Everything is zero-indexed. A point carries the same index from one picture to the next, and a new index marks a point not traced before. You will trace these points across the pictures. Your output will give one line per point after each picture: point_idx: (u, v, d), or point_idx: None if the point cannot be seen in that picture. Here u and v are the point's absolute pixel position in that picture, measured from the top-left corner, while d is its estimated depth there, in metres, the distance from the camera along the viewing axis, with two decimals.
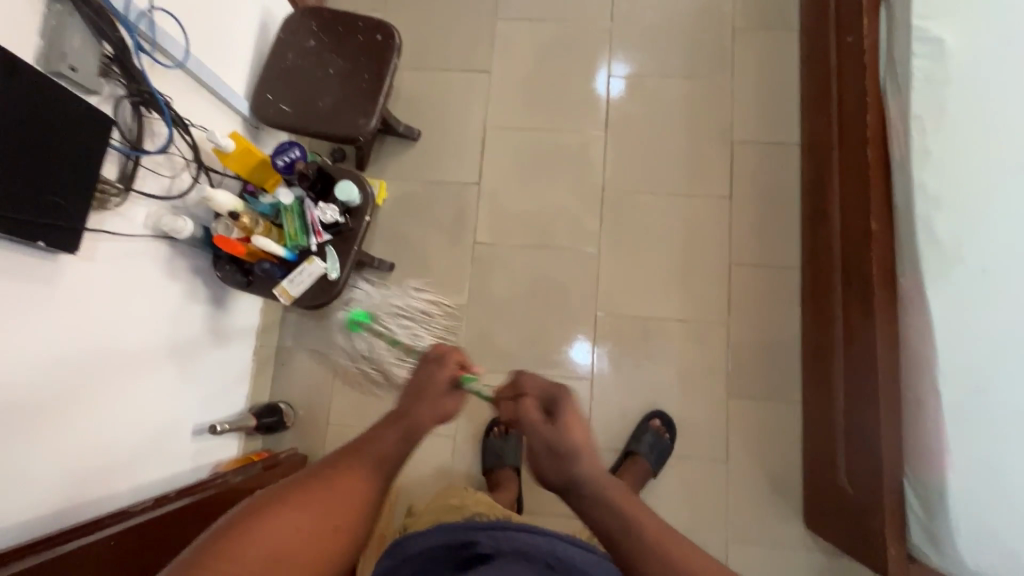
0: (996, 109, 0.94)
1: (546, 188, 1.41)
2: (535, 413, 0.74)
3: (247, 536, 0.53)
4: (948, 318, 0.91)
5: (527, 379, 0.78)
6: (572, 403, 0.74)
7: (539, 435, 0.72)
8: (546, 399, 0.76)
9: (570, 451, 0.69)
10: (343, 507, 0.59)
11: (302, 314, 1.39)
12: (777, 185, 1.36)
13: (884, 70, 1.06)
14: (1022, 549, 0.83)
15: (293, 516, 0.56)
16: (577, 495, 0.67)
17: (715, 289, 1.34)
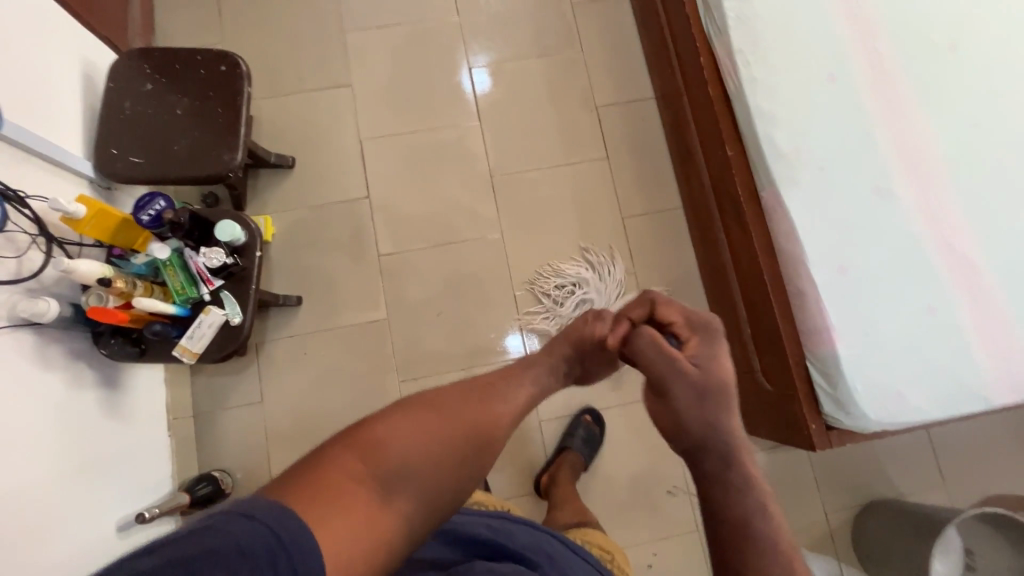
0: (797, 31, 1.10)
1: (436, 186, 1.43)
2: (665, 341, 0.72)
3: (380, 435, 0.56)
4: (804, 214, 1.05)
5: (663, 300, 0.77)
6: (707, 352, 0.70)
7: (677, 372, 0.68)
8: (686, 326, 0.75)
9: (717, 384, 0.67)
10: (439, 443, 0.59)
11: (214, 373, 1.29)
12: (647, 137, 1.48)
13: (703, 17, 1.19)
14: (905, 391, 0.98)
15: (395, 433, 0.57)
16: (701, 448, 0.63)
17: (616, 243, 1.43)
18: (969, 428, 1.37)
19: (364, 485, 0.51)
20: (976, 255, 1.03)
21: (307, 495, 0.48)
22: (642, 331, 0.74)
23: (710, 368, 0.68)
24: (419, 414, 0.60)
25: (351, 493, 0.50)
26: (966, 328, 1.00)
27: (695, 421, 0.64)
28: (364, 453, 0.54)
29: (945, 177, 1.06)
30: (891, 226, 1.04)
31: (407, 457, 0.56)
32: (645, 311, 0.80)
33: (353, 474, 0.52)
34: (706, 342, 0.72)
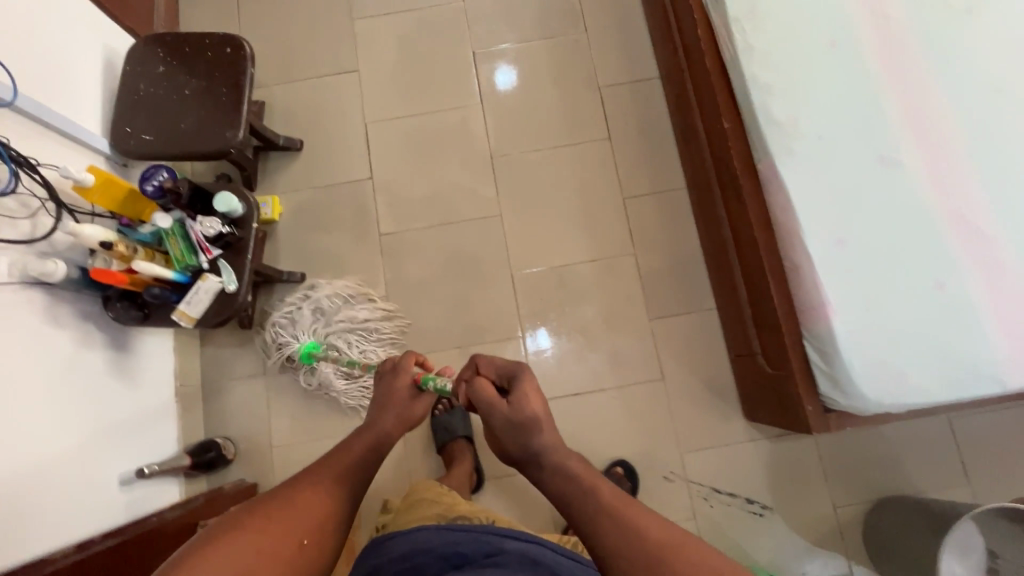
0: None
1: (438, 167, 1.45)
2: (492, 393, 0.73)
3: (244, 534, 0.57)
4: (800, 185, 1.00)
5: (485, 362, 0.79)
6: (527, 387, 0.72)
7: (496, 410, 0.71)
8: (499, 375, 0.77)
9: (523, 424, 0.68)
10: (286, 530, 0.59)
11: (221, 345, 1.35)
12: (651, 117, 1.45)
13: None
14: (908, 370, 0.93)
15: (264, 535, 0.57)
16: (537, 459, 0.67)
17: (617, 224, 1.40)
18: (994, 422, 1.28)
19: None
20: (989, 227, 0.96)
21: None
22: (473, 381, 0.76)
23: (520, 409, 0.69)
24: (254, 518, 0.58)
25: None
26: (973, 306, 0.94)
27: (519, 445, 0.68)
28: (231, 562, 0.54)
29: (957, 145, 0.99)
30: (894, 196, 0.98)
31: (258, 561, 0.55)
32: (472, 369, 0.80)
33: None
34: (528, 384, 0.72)
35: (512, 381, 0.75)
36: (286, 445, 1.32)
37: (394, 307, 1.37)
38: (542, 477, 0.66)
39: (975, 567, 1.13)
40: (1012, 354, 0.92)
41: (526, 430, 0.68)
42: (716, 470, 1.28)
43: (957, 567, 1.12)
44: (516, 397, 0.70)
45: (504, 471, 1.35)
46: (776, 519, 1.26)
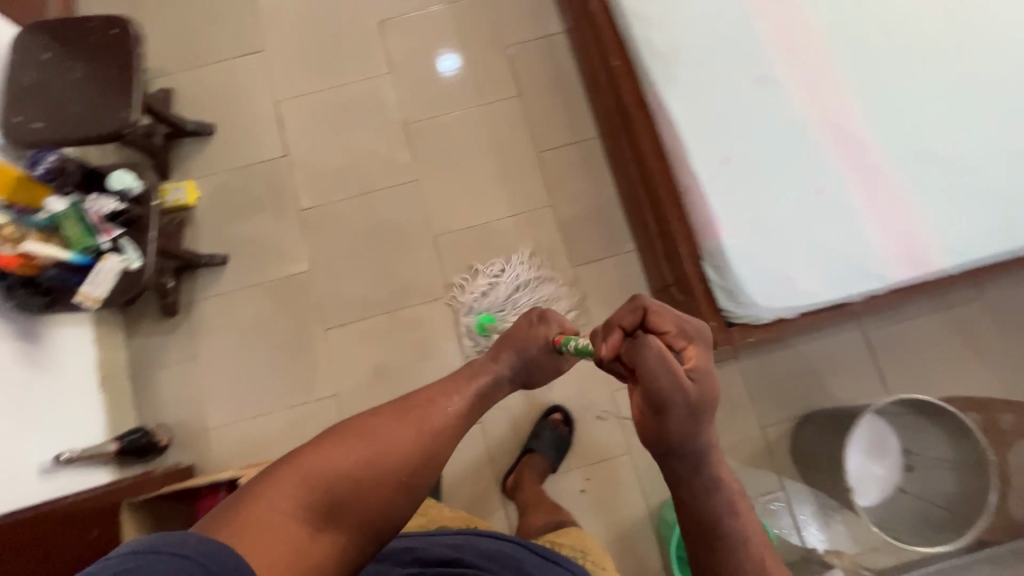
0: None
1: (353, 138, 1.45)
2: (673, 352, 0.66)
3: (318, 462, 0.69)
4: (682, 109, 1.03)
5: (657, 309, 0.71)
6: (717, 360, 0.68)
7: (664, 377, 0.62)
8: (680, 331, 0.70)
9: (705, 406, 0.63)
10: (407, 450, 0.74)
11: (148, 334, 1.34)
12: (559, 70, 1.47)
13: None
14: (795, 275, 0.97)
15: (392, 441, 0.73)
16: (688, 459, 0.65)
17: (535, 178, 1.43)
18: (907, 332, 1.33)
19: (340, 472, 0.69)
20: (862, 133, 1.00)
21: (295, 470, 0.68)
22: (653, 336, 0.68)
23: (707, 381, 0.64)
24: (400, 431, 0.75)
25: (302, 486, 0.67)
26: (854, 207, 0.98)
27: (683, 422, 0.63)
28: (307, 483, 0.67)
29: (828, 59, 1.03)
30: (772, 113, 1.02)
31: (369, 470, 0.71)
32: (636, 318, 0.71)
33: (318, 465, 0.69)
34: (705, 352, 0.67)
35: (687, 340, 0.69)
36: (221, 427, 1.31)
37: (319, 280, 1.38)
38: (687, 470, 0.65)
39: (892, 466, 1.18)
40: (893, 247, 0.97)
41: (709, 402, 0.64)
42: None
43: (876, 468, 1.18)
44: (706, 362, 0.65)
45: None
46: None
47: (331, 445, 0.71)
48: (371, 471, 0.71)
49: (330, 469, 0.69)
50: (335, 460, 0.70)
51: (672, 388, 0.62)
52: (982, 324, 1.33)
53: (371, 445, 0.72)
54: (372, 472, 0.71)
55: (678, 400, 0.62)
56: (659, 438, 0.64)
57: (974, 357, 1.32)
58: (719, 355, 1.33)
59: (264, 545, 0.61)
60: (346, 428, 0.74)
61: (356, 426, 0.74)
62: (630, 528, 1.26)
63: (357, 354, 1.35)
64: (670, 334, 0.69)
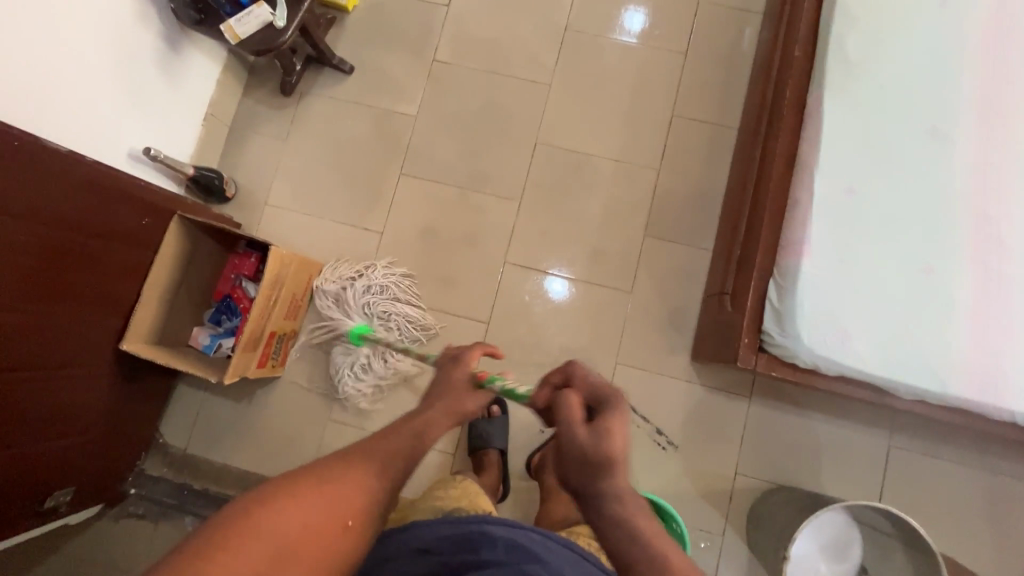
0: None
1: (511, 19, 1.45)
2: (578, 427, 0.58)
3: (261, 518, 0.49)
4: (837, 123, 0.96)
5: (587, 381, 0.64)
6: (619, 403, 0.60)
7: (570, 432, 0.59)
8: (590, 396, 0.63)
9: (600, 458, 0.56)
10: (364, 499, 0.56)
11: (262, 101, 1.45)
12: (735, 48, 1.39)
13: None
14: (853, 334, 0.90)
15: (345, 484, 0.56)
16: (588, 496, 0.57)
17: (655, 137, 1.38)
18: (932, 467, 1.23)
19: (277, 539, 0.49)
20: (1010, 234, 0.90)
21: (203, 549, 0.46)
22: (564, 405, 0.61)
23: (602, 437, 0.57)
24: (341, 473, 0.57)
25: (305, 508, 0.52)
26: (957, 303, 0.89)
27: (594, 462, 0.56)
28: (262, 547, 0.48)
29: (1023, 145, 0.92)
30: (930, 169, 0.92)
31: (320, 520, 0.52)
32: (564, 376, 0.67)
33: (265, 528, 0.49)
34: (614, 417, 0.59)
35: (603, 400, 0.61)
36: (277, 208, 1.41)
37: (419, 128, 1.42)
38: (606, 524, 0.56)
39: (841, 573, 1.12)
40: (973, 362, 0.88)
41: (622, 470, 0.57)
42: (642, 392, 1.30)
43: (822, 567, 1.11)
44: (588, 443, 0.57)
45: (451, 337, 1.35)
46: (675, 459, 1.27)
47: (271, 499, 0.51)
48: (326, 528, 0.52)
49: (264, 539, 0.48)
50: (271, 525, 0.49)
51: (569, 457, 0.58)
52: (1014, 507, 1.21)
53: (321, 499, 0.53)
54: (327, 523, 0.53)
55: (569, 452, 0.58)
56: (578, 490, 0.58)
57: (988, 531, 1.21)
58: (733, 387, 1.28)
59: None
60: (290, 478, 0.54)
61: (297, 475, 0.54)
62: None
63: (414, 209, 1.39)
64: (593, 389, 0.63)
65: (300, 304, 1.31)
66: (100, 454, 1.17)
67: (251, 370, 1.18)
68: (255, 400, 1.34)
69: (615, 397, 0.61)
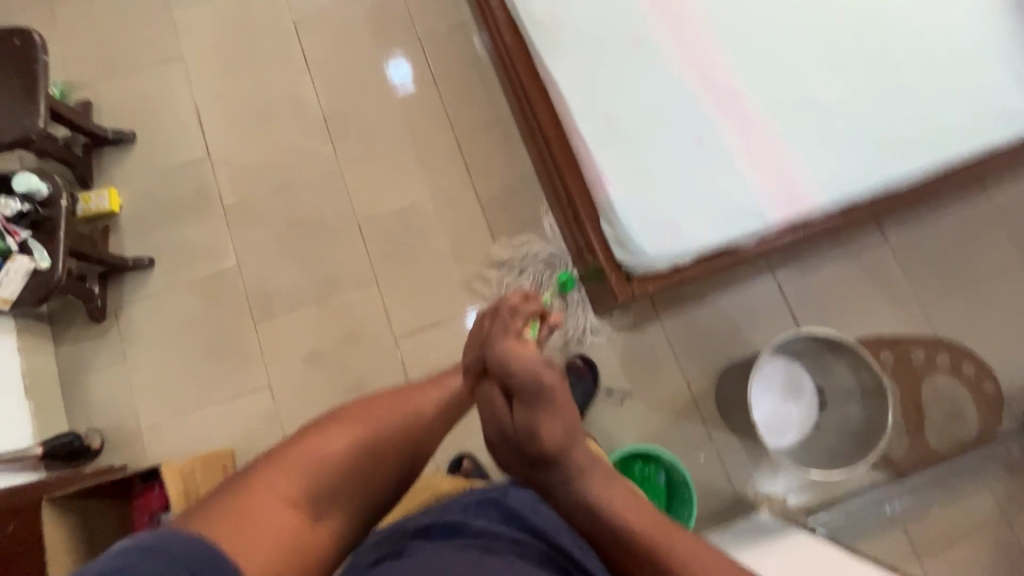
0: None
1: (273, 135, 1.48)
2: (499, 405, 0.61)
3: (323, 444, 0.68)
4: (566, 74, 1.08)
5: (496, 362, 0.61)
6: (543, 394, 0.58)
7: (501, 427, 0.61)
8: (507, 382, 0.60)
9: (532, 452, 0.60)
10: (398, 437, 0.74)
11: (79, 339, 1.35)
12: (471, 56, 1.53)
13: None
14: (679, 223, 1.01)
15: (385, 426, 0.73)
16: (542, 480, 0.62)
17: (453, 159, 1.47)
18: (815, 277, 1.39)
19: (334, 457, 0.68)
20: (733, 83, 1.06)
21: (289, 456, 0.66)
22: (491, 386, 0.62)
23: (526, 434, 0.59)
24: (386, 414, 0.74)
25: (355, 435, 0.70)
26: (732, 152, 1.03)
27: (533, 454, 0.60)
28: (318, 465, 0.67)
29: (700, 15, 1.10)
30: (651, 70, 1.07)
31: (365, 454, 0.71)
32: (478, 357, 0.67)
33: (328, 449, 0.68)
34: (530, 411, 0.59)
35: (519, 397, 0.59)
36: (155, 426, 1.32)
37: (248, 273, 1.40)
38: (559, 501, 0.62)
39: (809, 405, 1.23)
40: (770, 187, 1.02)
41: (535, 448, 0.59)
42: (575, 367, 1.35)
43: (793, 409, 1.22)
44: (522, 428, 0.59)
45: None
46: (635, 403, 1.33)
47: (329, 427, 0.70)
48: (369, 463, 0.71)
49: (324, 460, 0.67)
50: (336, 444, 0.69)
51: (494, 426, 0.61)
52: (887, 266, 1.40)
53: (367, 430, 0.71)
54: (374, 455, 0.71)
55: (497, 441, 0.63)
56: (521, 464, 0.63)
57: (882, 297, 1.39)
58: (640, 316, 1.37)
59: (253, 547, 0.58)
60: (349, 410, 0.73)
61: (355, 410, 0.73)
62: None
63: (287, 344, 1.36)
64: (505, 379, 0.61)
65: None
66: None
67: None
68: None
69: (533, 367, 0.59)
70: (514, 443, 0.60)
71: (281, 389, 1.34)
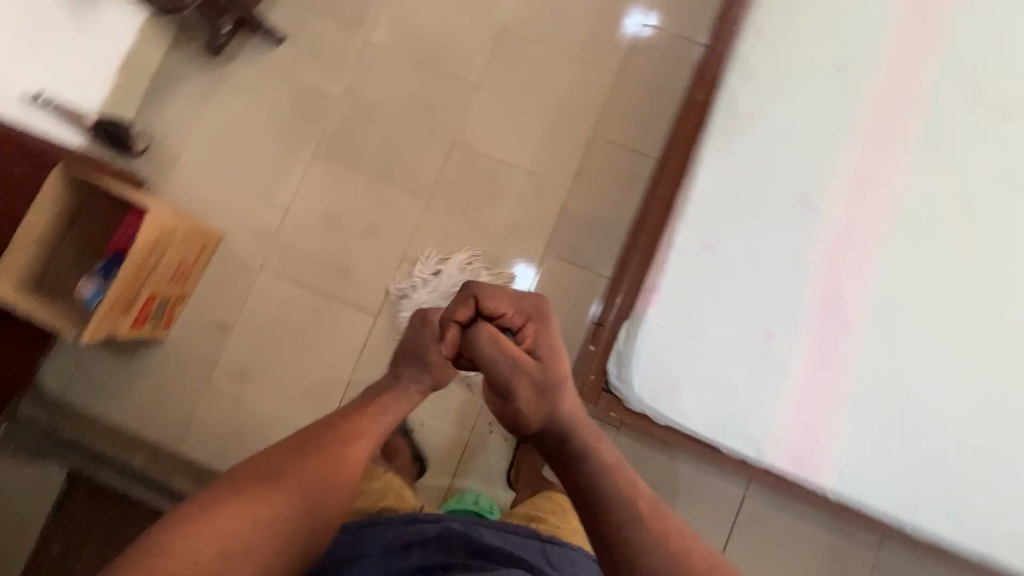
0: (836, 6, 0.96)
1: (452, 11, 1.41)
2: (505, 343, 0.70)
3: (213, 513, 0.61)
4: (712, 174, 0.94)
5: (488, 294, 0.74)
6: (545, 312, 0.75)
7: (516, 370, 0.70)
8: (510, 312, 0.74)
9: (548, 380, 0.70)
10: (313, 474, 0.68)
11: (187, 58, 1.42)
12: (670, 77, 1.37)
13: None
14: (682, 390, 0.91)
15: (302, 471, 0.67)
16: (551, 424, 0.70)
17: (574, 153, 1.37)
18: (779, 520, 1.25)
19: (230, 523, 0.61)
20: (854, 315, 0.90)
21: (171, 529, 0.59)
22: (482, 327, 0.72)
23: (549, 356, 0.71)
24: (294, 465, 0.68)
25: (252, 494, 0.64)
26: (788, 374, 0.89)
27: (550, 379, 0.70)
28: (210, 535, 0.60)
29: (886, 228, 0.92)
30: (791, 238, 0.92)
31: (268, 506, 0.64)
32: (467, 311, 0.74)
33: (226, 516, 0.61)
34: (543, 328, 0.74)
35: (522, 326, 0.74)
36: (186, 170, 1.39)
37: (341, 111, 1.40)
38: (560, 441, 0.70)
39: None
40: (791, 433, 0.89)
41: (556, 372, 0.71)
42: None
43: None
44: (537, 351, 0.72)
45: (333, 319, 1.35)
46: None
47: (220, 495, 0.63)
48: (277, 512, 0.64)
49: (218, 530, 0.60)
50: (227, 511, 0.62)
51: (513, 369, 0.69)
52: (853, 569, 1.24)
53: (272, 484, 0.65)
54: (284, 506, 0.65)
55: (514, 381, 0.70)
56: (532, 402, 0.70)
57: None
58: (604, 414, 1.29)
59: None
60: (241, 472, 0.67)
61: (251, 470, 0.67)
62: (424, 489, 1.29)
63: (324, 191, 1.38)
64: (508, 314, 0.74)
65: (190, 270, 1.31)
66: None
67: (122, 330, 1.19)
68: (138, 356, 1.35)
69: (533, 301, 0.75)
70: (535, 377, 0.70)
71: (292, 221, 1.38)
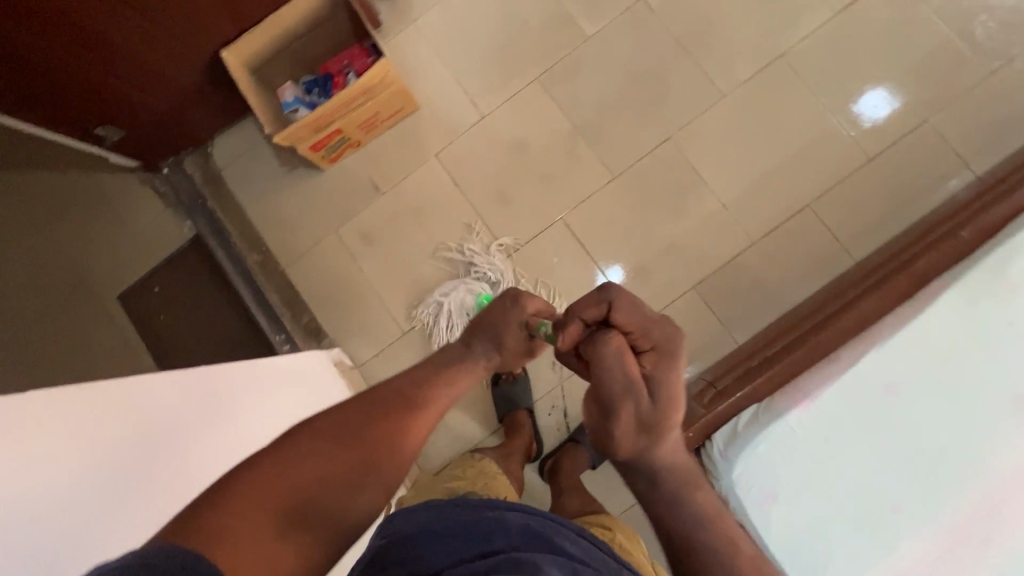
0: None
1: (741, 12, 1.32)
2: (630, 358, 0.61)
3: (285, 456, 0.58)
4: (935, 322, 0.87)
5: (620, 305, 0.64)
6: (676, 342, 0.63)
7: (626, 389, 0.61)
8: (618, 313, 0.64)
9: (660, 416, 0.60)
10: (378, 434, 0.64)
11: None
12: (917, 193, 1.24)
13: None
14: (781, 501, 0.85)
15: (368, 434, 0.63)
16: (644, 462, 0.61)
17: (776, 212, 1.27)
18: None
19: (304, 473, 0.57)
20: (997, 540, 0.82)
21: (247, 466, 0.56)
22: (611, 334, 0.62)
23: (660, 387, 0.61)
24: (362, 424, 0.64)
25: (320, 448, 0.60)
26: (895, 551, 0.83)
27: (658, 419, 0.60)
28: (285, 476, 0.56)
29: None
30: (976, 429, 0.85)
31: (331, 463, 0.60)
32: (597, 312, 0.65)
33: (296, 462, 0.58)
34: (670, 360, 0.62)
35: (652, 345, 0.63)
36: (418, 32, 1.40)
37: (582, 52, 1.36)
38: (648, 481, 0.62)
39: None
40: None
41: (669, 412, 0.60)
42: None
43: None
44: (655, 378, 0.61)
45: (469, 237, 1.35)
46: None
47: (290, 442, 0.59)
48: (344, 464, 0.60)
49: (289, 474, 0.56)
50: (300, 458, 0.58)
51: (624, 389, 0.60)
52: None
53: (339, 443, 0.61)
54: (345, 459, 0.60)
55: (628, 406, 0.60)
56: (631, 436, 0.60)
57: None
58: None
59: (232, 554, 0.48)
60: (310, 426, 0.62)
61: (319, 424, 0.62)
62: (463, 426, 1.31)
63: (525, 117, 1.36)
64: (632, 334, 0.64)
65: (377, 124, 1.34)
66: (156, 125, 1.28)
67: (301, 147, 1.25)
68: (294, 174, 1.42)
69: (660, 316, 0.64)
70: (645, 413, 0.60)
71: (482, 129, 1.37)
